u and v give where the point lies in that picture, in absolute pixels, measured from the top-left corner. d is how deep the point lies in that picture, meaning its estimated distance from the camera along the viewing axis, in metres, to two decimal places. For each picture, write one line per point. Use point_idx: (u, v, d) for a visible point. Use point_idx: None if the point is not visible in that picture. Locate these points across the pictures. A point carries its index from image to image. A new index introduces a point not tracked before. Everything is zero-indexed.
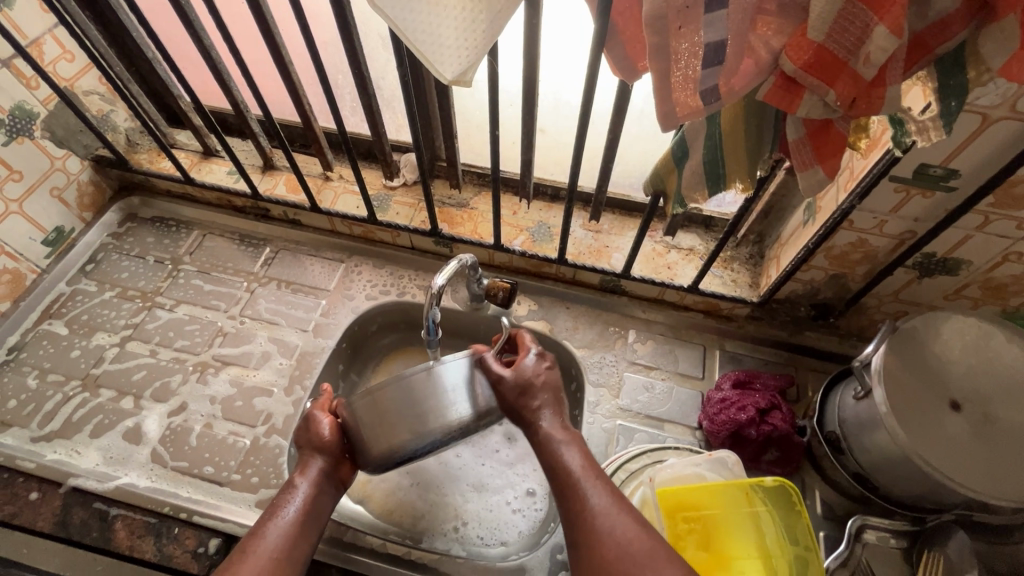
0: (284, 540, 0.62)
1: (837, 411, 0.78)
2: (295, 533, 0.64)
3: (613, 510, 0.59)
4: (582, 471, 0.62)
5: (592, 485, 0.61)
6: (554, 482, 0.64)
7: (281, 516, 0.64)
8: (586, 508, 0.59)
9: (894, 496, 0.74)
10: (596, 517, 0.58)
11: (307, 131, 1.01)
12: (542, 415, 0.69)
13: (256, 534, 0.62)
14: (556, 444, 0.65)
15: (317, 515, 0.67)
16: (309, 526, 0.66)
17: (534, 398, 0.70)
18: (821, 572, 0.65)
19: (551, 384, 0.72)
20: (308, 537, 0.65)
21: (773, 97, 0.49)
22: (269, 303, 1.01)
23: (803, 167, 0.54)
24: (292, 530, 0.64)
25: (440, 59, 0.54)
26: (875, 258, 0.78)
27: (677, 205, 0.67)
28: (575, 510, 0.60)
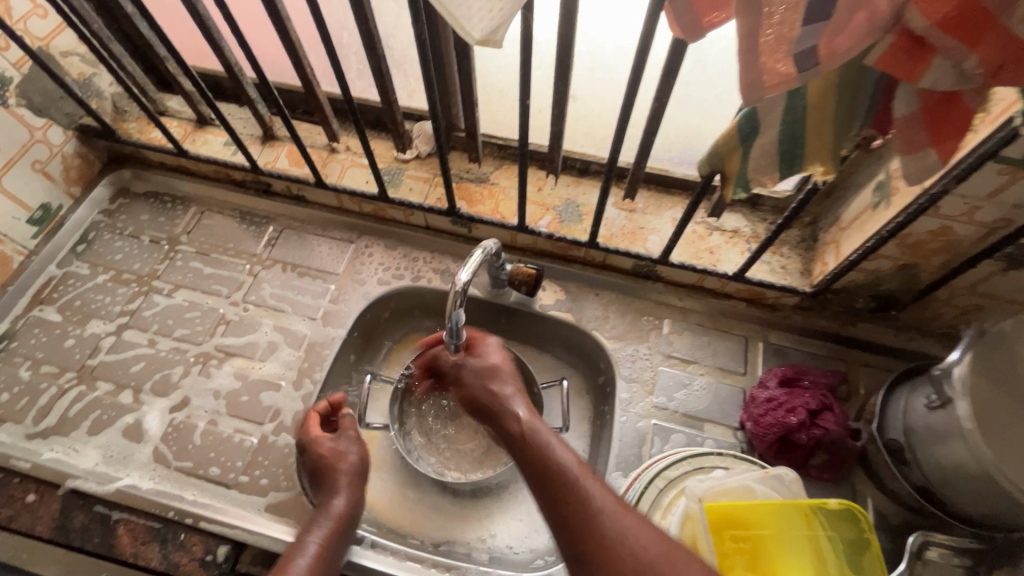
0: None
1: (902, 418, 0.71)
2: (316, 569, 0.62)
3: (621, 513, 0.53)
4: (575, 467, 0.56)
5: (590, 482, 0.55)
6: (544, 481, 0.56)
7: (301, 556, 0.63)
8: (590, 513, 0.53)
9: (963, 512, 0.67)
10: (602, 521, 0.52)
11: (309, 97, 0.90)
12: (514, 404, 0.63)
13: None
14: (538, 439, 0.59)
15: (336, 550, 0.66)
16: (329, 560, 0.64)
17: (496, 384, 0.66)
18: None
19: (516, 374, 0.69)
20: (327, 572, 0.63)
21: (888, 63, 0.39)
22: (273, 288, 0.93)
23: (909, 150, 0.45)
24: (315, 566, 0.62)
25: (464, 14, 0.45)
26: (957, 248, 0.68)
27: (740, 189, 0.58)
28: (580, 516, 0.53)
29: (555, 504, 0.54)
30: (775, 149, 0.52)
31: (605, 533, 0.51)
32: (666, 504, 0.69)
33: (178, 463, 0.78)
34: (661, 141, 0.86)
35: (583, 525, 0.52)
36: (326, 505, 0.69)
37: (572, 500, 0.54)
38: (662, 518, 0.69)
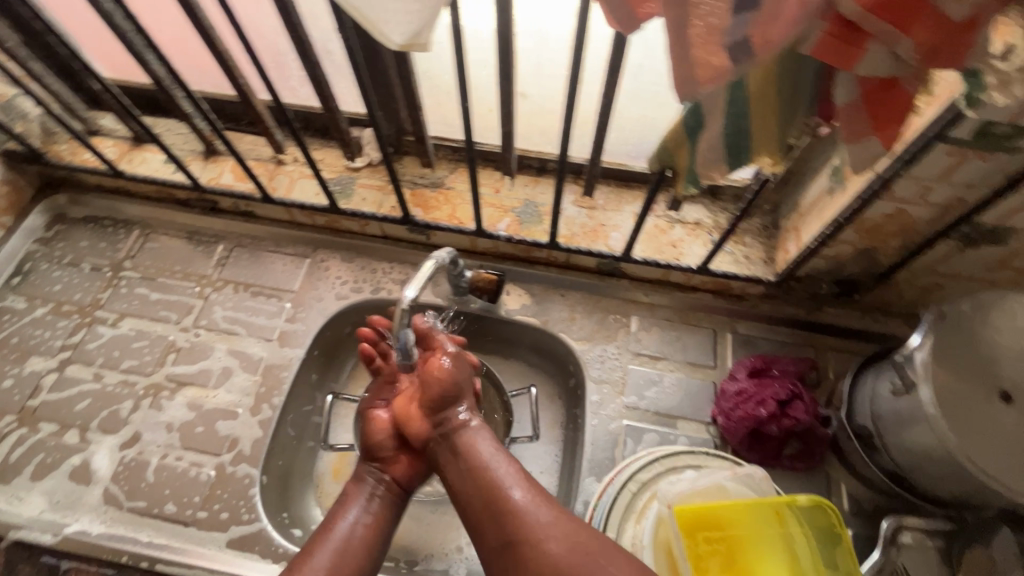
0: (338, 559, 0.56)
1: (869, 403, 0.71)
2: (352, 546, 0.58)
3: (544, 508, 0.55)
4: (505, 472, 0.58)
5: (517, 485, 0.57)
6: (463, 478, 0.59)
7: (337, 529, 0.59)
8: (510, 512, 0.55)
9: (932, 494, 0.67)
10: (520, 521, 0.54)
11: (248, 109, 0.86)
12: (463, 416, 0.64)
13: (307, 552, 0.57)
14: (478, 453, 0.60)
15: (379, 528, 0.61)
16: (369, 537, 0.60)
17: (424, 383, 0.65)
18: None
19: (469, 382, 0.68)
20: (365, 551, 0.59)
21: (825, 52, 0.37)
22: (226, 310, 0.89)
23: (853, 138, 0.43)
24: (354, 546, 0.58)
25: (382, 16, 0.42)
26: (914, 230, 0.68)
27: (690, 185, 0.56)
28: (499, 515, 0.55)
29: (477, 512, 0.57)
30: (720, 143, 0.50)
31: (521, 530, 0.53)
32: (641, 507, 0.68)
33: (130, 504, 0.74)
34: (616, 135, 0.84)
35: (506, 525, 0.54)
36: (362, 475, 0.65)
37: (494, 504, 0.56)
38: (636, 522, 0.67)
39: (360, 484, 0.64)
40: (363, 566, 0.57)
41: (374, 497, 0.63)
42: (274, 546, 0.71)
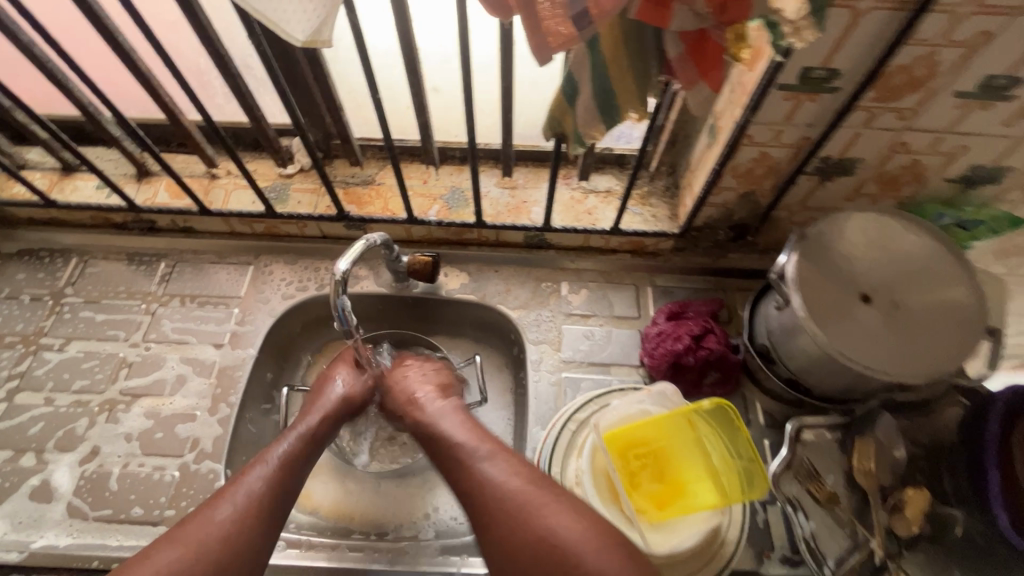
0: (261, 487, 0.62)
1: (764, 323, 0.81)
2: (275, 474, 0.64)
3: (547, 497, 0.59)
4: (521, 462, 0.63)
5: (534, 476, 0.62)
6: (474, 497, 0.61)
7: (264, 459, 0.65)
8: (521, 502, 0.59)
9: (825, 393, 0.78)
10: (524, 501, 0.59)
11: (177, 127, 0.90)
12: (427, 401, 0.75)
13: (233, 482, 0.62)
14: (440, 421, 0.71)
15: (300, 463, 0.67)
16: (289, 470, 0.65)
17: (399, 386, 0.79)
18: (767, 479, 0.67)
19: (444, 380, 0.81)
20: (285, 481, 0.64)
21: (646, 14, 0.47)
22: (174, 322, 0.92)
23: (689, 85, 0.53)
24: (273, 475, 0.64)
25: (283, 16, 0.49)
26: (779, 170, 0.79)
27: (577, 145, 0.64)
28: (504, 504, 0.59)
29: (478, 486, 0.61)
30: (592, 104, 0.59)
31: (509, 508, 0.58)
32: (580, 442, 0.76)
33: (96, 513, 0.76)
34: (525, 119, 0.93)
35: (510, 512, 0.58)
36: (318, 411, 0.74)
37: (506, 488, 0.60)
38: (577, 457, 0.75)
39: (303, 420, 0.73)
40: (282, 496, 0.63)
41: (304, 434, 0.70)
42: None
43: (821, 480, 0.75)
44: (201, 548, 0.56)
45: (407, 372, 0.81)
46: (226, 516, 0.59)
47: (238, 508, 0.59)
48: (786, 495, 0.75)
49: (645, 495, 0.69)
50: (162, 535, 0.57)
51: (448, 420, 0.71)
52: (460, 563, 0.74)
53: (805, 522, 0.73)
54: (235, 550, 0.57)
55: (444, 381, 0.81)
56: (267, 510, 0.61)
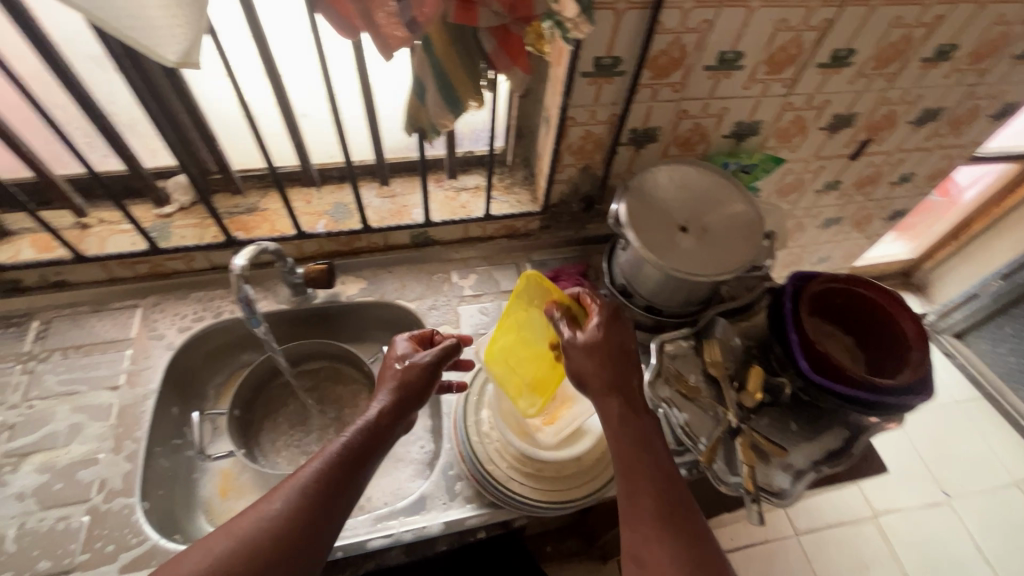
0: (314, 482, 0.61)
1: (618, 266, 0.99)
2: (330, 468, 0.63)
3: (664, 520, 0.64)
4: (652, 474, 0.68)
5: (656, 492, 0.66)
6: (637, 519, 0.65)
7: (324, 453, 0.64)
8: (642, 514, 0.65)
9: (673, 310, 0.97)
10: (643, 514, 0.65)
11: (39, 179, 0.89)
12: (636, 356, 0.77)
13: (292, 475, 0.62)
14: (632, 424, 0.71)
15: (357, 458, 0.65)
16: (348, 460, 0.64)
17: (601, 340, 0.76)
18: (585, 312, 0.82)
19: (624, 351, 0.76)
20: (341, 478, 0.63)
21: (459, 18, 0.61)
22: (59, 375, 0.88)
23: (506, 71, 0.69)
24: (328, 469, 0.63)
25: (157, 41, 0.56)
26: (603, 144, 0.99)
27: (434, 133, 0.78)
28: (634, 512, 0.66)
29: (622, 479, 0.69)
30: (438, 96, 0.73)
31: (650, 525, 0.64)
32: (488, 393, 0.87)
33: None
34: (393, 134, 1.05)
35: (633, 521, 0.65)
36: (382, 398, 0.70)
37: (634, 490, 0.67)
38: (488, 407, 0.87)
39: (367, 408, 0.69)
40: (341, 489, 0.62)
41: (364, 426, 0.67)
42: (171, 553, 0.74)
43: (685, 380, 0.93)
44: (250, 540, 0.57)
45: (583, 347, 0.75)
46: (276, 510, 0.59)
47: (289, 506, 0.59)
48: (661, 397, 0.90)
49: (527, 391, 0.83)
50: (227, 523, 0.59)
51: (614, 401, 0.72)
52: (397, 526, 0.79)
53: (679, 414, 0.89)
54: (280, 549, 0.57)
55: (612, 356, 0.75)
56: (320, 502, 0.60)
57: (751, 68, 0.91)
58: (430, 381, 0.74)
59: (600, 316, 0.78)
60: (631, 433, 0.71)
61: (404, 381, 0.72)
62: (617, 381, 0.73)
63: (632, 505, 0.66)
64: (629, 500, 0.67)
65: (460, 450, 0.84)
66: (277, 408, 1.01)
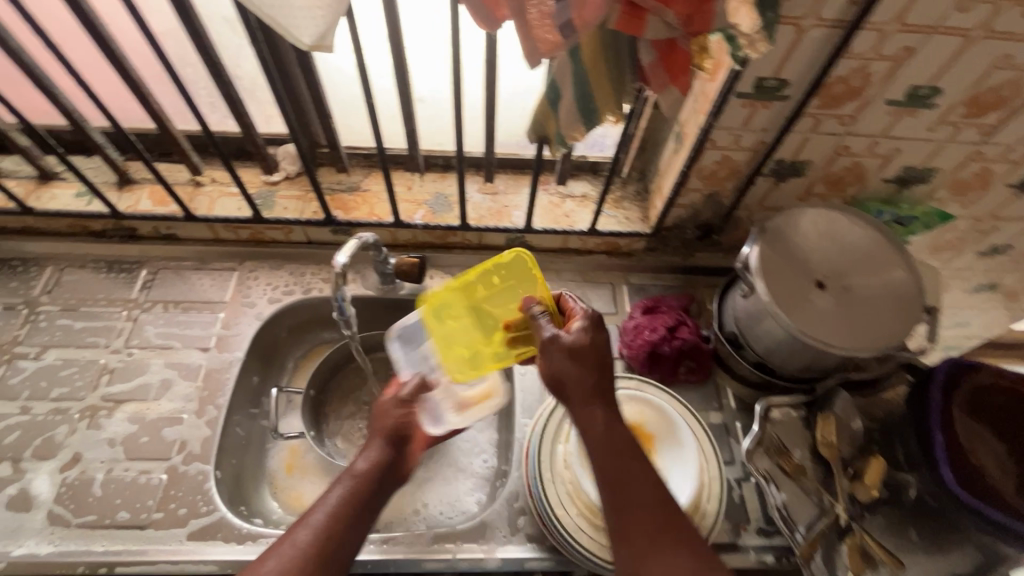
0: (329, 529, 0.58)
1: (732, 311, 0.88)
2: (336, 517, 0.59)
3: (674, 537, 0.58)
4: (647, 491, 0.60)
5: (656, 505, 0.59)
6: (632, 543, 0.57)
7: (324, 501, 0.61)
8: (646, 533, 0.58)
9: (788, 373, 0.85)
10: (645, 534, 0.58)
11: (163, 134, 0.91)
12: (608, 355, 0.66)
13: (292, 529, 0.58)
14: (612, 438, 0.62)
15: (368, 498, 0.63)
16: (361, 503, 0.62)
17: (573, 344, 0.64)
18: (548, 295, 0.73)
19: (604, 357, 0.65)
20: (357, 519, 0.61)
21: (621, 25, 0.53)
22: (157, 327, 0.91)
23: (660, 89, 0.60)
24: (340, 511, 0.60)
25: (295, 23, 0.53)
26: (739, 172, 0.87)
27: (560, 145, 0.70)
28: (638, 532, 0.58)
29: (612, 498, 0.60)
30: (574, 107, 0.64)
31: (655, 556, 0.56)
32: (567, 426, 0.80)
33: (79, 520, 0.74)
34: (505, 129, 0.98)
35: (636, 543, 0.57)
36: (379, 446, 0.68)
37: (633, 509, 0.59)
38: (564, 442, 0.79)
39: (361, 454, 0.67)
40: (358, 527, 0.60)
41: (363, 472, 0.65)
42: (236, 530, 0.75)
43: (790, 455, 0.81)
44: None
45: (566, 347, 0.63)
46: (298, 552, 0.56)
47: (307, 548, 0.56)
48: (760, 469, 0.81)
49: (461, 360, 0.76)
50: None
51: (598, 410, 0.63)
52: (454, 550, 0.76)
53: (778, 493, 0.79)
54: None
55: (593, 362, 0.64)
56: (344, 542, 0.58)
57: (944, 108, 0.76)
58: (422, 430, 0.73)
59: (586, 320, 0.66)
60: (615, 454, 0.61)
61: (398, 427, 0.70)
62: (601, 387, 0.64)
63: (632, 527, 0.58)
64: (625, 521, 0.59)
65: (529, 486, 0.79)
66: (349, 393, 1.00)
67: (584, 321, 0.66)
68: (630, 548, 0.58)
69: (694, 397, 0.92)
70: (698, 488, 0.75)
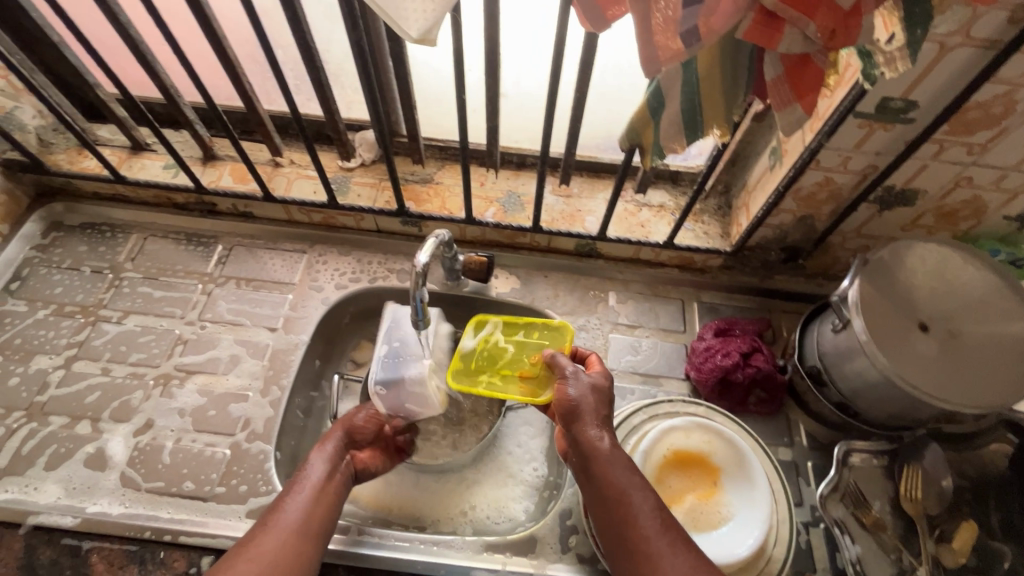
0: (304, 516, 0.62)
1: (816, 345, 0.82)
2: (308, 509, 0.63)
3: (673, 540, 0.57)
4: (641, 500, 0.61)
5: (651, 512, 0.60)
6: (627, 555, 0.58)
7: (300, 489, 0.65)
8: (645, 540, 0.58)
9: (873, 418, 0.79)
10: (646, 539, 0.57)
11: (250, 114, 0.92)
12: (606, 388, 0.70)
13: (274, 513, 0.62)
14: (608, 458, 0.63)
15: (336, 491, 0.68)
16: (332, 493, 0.67)
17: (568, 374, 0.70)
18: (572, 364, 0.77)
19: (608, 395, 0.70)
20: (329, 508, 0.66)
21: (752, 35, 0.48)
22: (230, 303, 0.93)
23: (781, 106, 0.54)
24: (315, 500, 0.65)
25: (401, 14, 0.50)
26: (840, 196, 0.81)
27: (656, 157, 0.65)
28: (636, 540, 0.58)
29: (609, 514, 0.61)
30: (679, 118, 0.60)
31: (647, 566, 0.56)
32: (631, 446, 0.76)
33: (148, 485, 0.77)
34: (587, 131, 0.95)
35: (636, 551, 0.57)
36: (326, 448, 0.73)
37: (631, 519, 0.59)
38: None
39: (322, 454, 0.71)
40: (331, 515, 0.65)
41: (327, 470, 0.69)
42: None
43: (868, 506, 0.76)
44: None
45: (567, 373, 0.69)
46: (281, 533, 0.60)
47: (290, 530, 0.60)
48: (833, 516, 0.76)
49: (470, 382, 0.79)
50: (222, 560, 0.56)
51: (596, 430, 0.65)
52: (504, 561, 0.75)
53: (852, 546, 0.74)
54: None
55: (603, 399, 0.69)
56: (317, 528, 0.63)
57: None
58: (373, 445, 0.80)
59: (599, 371, 0.72)
60: (610, 470, 0.62)
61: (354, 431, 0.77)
62: (604, 415, 0.67)
63: (633, 537, 0.58)
64: (625, 533, 0.59)
65: (584, 505, 0.76)
66: None
67: (601, 371, 0.72)
68: (633, 558, 0.57)
69: (763, 429, 0.87)
70: (765, 534, 0.70)
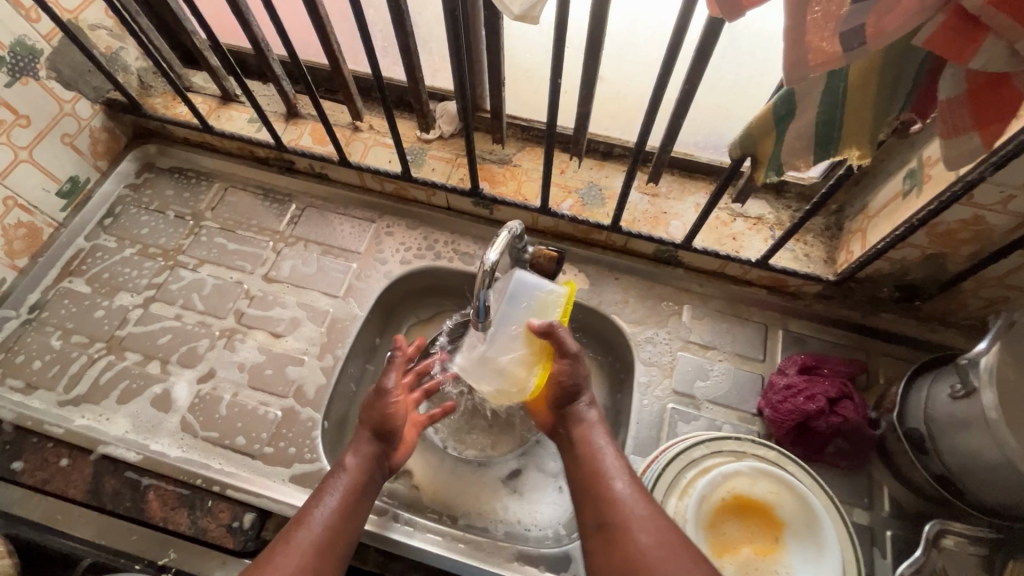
0: (331, 519, 0.63)
1: (924, 407, 0.71)
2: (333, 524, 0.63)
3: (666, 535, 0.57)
4: (614, 467, 0.65)
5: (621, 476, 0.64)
6: (595, 502, 0.63)
7: (330, 497, 0.65)
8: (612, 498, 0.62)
9: (981, 502, 0.68)
10: (636, 536, 0.57)
11: (335, 75, 0.90)
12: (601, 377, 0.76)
13: (307, 515, 0.63)
14: (598, 443, 0.69)
15: (362, 495, 0.67)
16: (358, 504, 0.66)
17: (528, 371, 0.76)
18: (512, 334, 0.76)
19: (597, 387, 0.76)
20: (348, 524, 0.64)
21: (937, 43, 0.39)
22: (297, 265, 0.94)
23: (951, 133, 0.44)
24: (341, 510, 0.64)
25: None
26: (988, 238, 0.68)
27: (773, 173, 0.56)
28: (605, 503, 0.62)
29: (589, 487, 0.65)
30: (811, 131, 0.51)
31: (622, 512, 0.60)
32: (687, 482, 0.70)
33: (204, 433, 0.80)
34: (688, 126, 0.85)
35: (604, 504, 0.62)
36: (356, 452, 0.70)
37: (610, 503, 0.62)
38: (679, 498, 0.69)
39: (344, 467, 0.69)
40: (357, 520, 0.65)
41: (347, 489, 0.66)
42: None
43: None
44: None
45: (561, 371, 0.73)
46: (309, 540, 0.60)
47: (319, 531, 0.61)
48: None
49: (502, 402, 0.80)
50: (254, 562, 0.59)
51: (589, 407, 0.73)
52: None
53: None
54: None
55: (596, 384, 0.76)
56: (343, 537, 0.63)
57: None
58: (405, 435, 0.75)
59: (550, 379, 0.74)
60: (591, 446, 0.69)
61: (384, 422, 0.72)
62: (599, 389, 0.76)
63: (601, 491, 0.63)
64: (594, 491, 0.64)
65: None
66: None
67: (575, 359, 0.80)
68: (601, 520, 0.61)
69: (840, 485, 0.77)
70: None
